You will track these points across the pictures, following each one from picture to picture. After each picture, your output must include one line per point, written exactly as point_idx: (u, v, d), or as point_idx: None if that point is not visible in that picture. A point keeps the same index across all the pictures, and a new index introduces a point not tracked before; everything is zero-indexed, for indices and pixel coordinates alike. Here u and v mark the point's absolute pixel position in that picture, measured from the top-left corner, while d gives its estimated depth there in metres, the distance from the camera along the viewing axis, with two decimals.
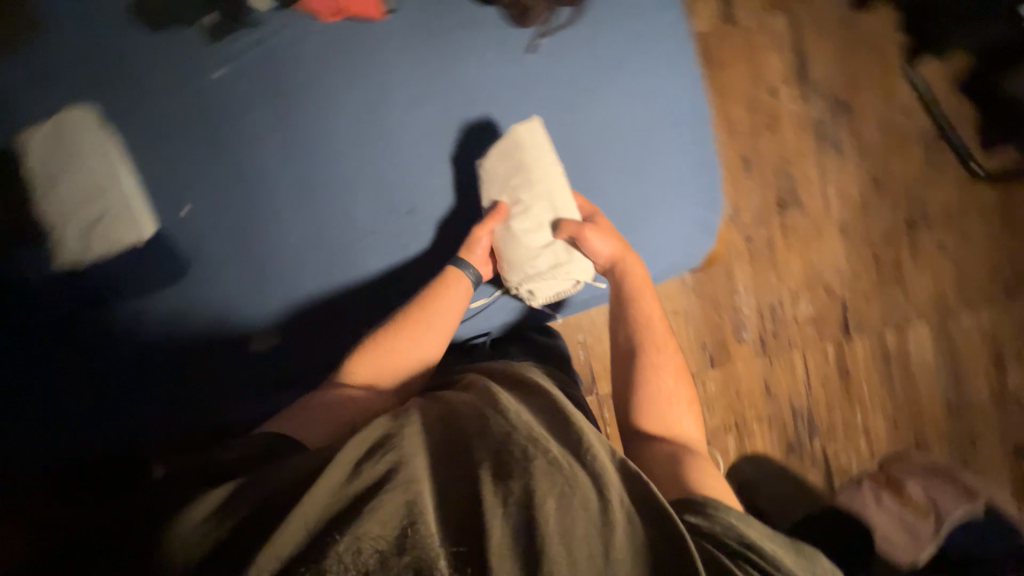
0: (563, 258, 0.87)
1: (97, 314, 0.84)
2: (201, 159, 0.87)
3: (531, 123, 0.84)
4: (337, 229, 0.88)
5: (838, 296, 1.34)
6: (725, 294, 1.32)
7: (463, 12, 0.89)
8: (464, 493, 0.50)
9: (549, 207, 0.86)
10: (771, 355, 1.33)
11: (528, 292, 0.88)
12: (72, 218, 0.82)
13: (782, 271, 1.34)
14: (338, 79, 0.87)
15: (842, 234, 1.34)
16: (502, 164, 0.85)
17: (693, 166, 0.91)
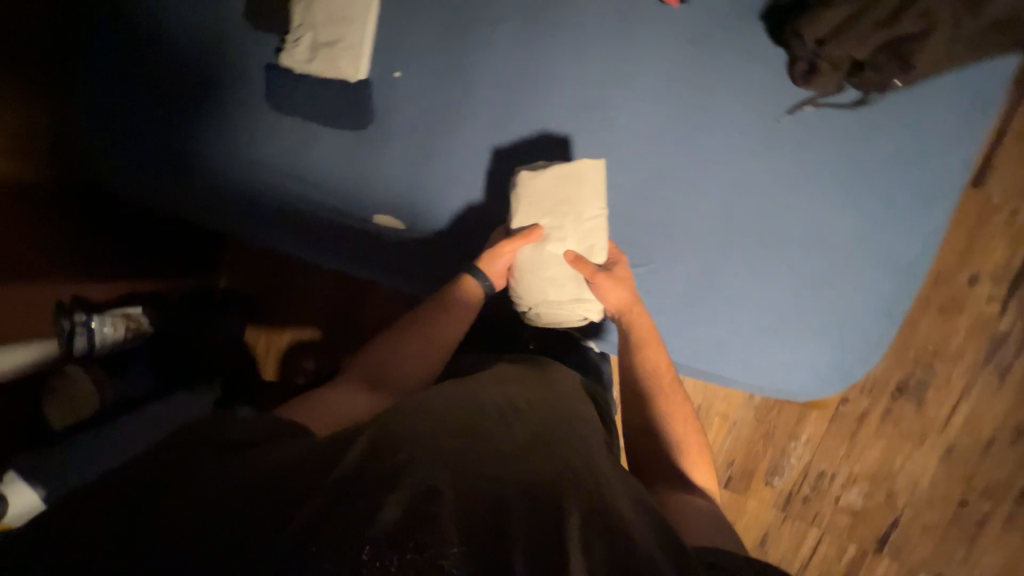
0: (575, 290, 0.83)
1: (220, 146, 0.96)
2: (435, 42, 0.90)
3: (584, 156, 0.78)
4: (508, 167, 0.89)
5: (894, 506, 1.39)
6: (782, 435, 1.41)
7: (752, 37, 0.78)
8: (480, 497, 0.46)
9: (578, 241, 0.81)
10: (791, 513, 1.44)
11: (536, 314, 0.87)
12: (313, 31, 0.88)
13: (854, 449, 1.39)
14: (593, 32, 0.84)
15: (943, 454, 1.36)
16: (546, 189, 0.80)
17: (878, 313, 0.77)
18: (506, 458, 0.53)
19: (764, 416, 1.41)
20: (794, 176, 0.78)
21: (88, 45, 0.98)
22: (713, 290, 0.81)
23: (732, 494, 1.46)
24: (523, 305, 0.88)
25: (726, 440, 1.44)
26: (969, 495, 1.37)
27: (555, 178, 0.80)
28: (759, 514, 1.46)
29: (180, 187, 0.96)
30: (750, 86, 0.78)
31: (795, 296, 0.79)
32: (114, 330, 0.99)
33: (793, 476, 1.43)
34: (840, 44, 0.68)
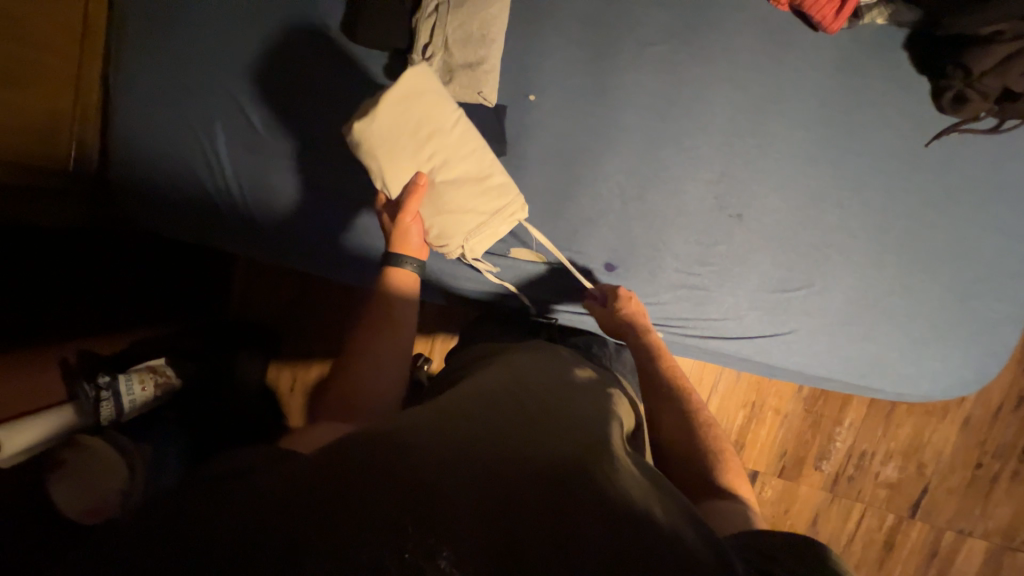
0: (490, 201, 0.79)
1: (251, 170, 0.93)
2: (574, 65, 0.85)
3: (402, 75, 0.73)
4: (657, 193, 0.85)
5: (924, 477, 1.47)
6: (829, 420, 1.48)
7: (895, 65, 0.82)
8: (493, 490, 0.43)
9: (476, 165, 0.78)
10: (836, 493, 1.50)
11: (471, 244, 0.81)
12: (445, 53, 0.81)
13: (890, 429, 1.47)
14: (741, 55, 0.83)
15: (962, 423, 1.45)
16: (394, 128, 0.74)
17: (1013, 320, 0.85)
18: (534, 445, 0.50)
19: (813, 406, 1.48)
20: (939, 196, 0.83)
21: (166, 77, 0.93)
22: (873, 308, 0.85)
23: (785, 481, 1.51)
24: (456, 250, 0.83)
25: (779, 433, 1.50)
26: (985, 458, 1.45)
27: (395, 111, 0.74)
28: (809, 499, 1.51)
29: (298, 234, 0.94)
30: (895, 112, 0.82)
31: (946, 311, 0.84)
32: (141, 391, 0.96)
33: (839, 459, 1.49)
34: (998, 75, 0.74)
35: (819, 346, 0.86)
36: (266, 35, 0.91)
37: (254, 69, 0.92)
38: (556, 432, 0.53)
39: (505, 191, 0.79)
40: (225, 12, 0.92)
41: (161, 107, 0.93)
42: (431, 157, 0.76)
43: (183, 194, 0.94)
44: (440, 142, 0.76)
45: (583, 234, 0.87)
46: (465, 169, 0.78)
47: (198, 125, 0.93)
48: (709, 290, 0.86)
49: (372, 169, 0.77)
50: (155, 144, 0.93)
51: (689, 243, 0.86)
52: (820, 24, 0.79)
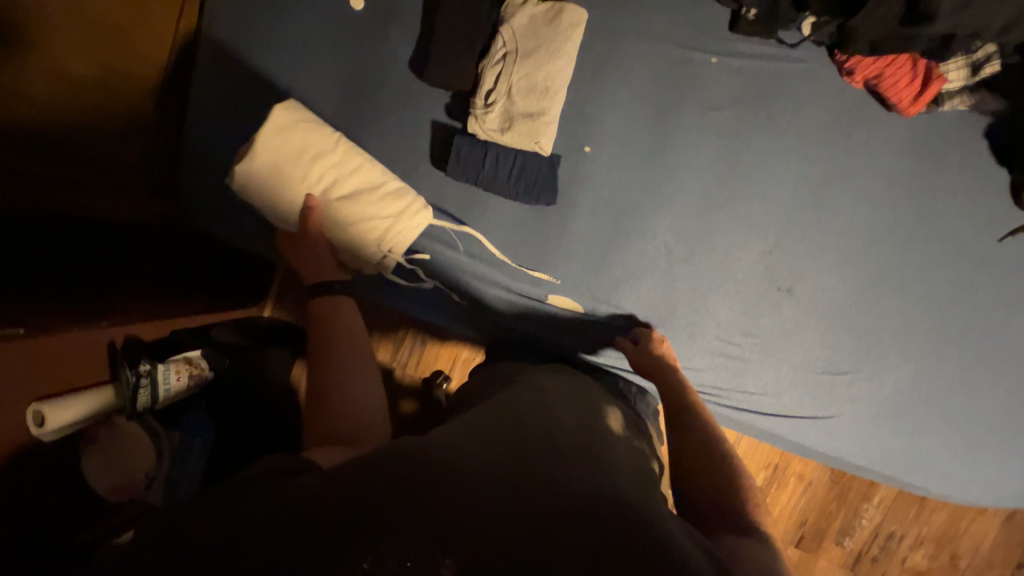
0: (392, 204, 0.83)
1: None
2: (634, 120, 0.85)
3: (270, 110, 0.79)
4: (707, 258, 0.84)
5: (955, 568, 1.38)
6: (856, 495, 1.40)
7: (970, 155, 0.78)
8: (517, 506, 0.44)
9: (365, 180, 0.83)
10: (857, 572, 1.42)
11: (389, 250, 0.86)
12: (507, 100, 0.82)
13: (924, 512, 1.38)
14: (809, 128, 0.81)
15: (1002, 518, 1.36)
16: (277, 158, 0.80)
17: None
18: (562, 472, 0.50)
19: (841, 477, 1.40)
20: (1007, 294, 0.79)
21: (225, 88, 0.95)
22: (927, 402, 0.80)
23: (802, 551, 1.44)
24: (378, 258, 0.86)
25: (802, 500, 1.42)
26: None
27: (274, 142, 0.80)
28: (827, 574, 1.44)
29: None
30: (969, 202, 0.78)
31: (1007, 413, 0.80)
32: (175, 379, 0.87)
33: (864, 537, 1.41)
34: None
35: (867, 432, 0.82)
36: (334, 53, 0.92)
37: (323, 85, 0.92)
38: (578, 462, 0.52)
39: (403, 193, 0.84)
40: (299, 27, 0.92)
41: (226, 111, 0.94)
42: (322, 181, 0.82)
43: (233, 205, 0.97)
44: (328, 167, 0.82)
45: (624, 290, 0.86)
46: (358, 187, 0.83)
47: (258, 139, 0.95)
48: (749, 363, 0.84)
49: (270, 203, 0.82)
50: (219, 149, 0.94)
51: (734, 311, 0.83)
52: (897, 106, 0.77)
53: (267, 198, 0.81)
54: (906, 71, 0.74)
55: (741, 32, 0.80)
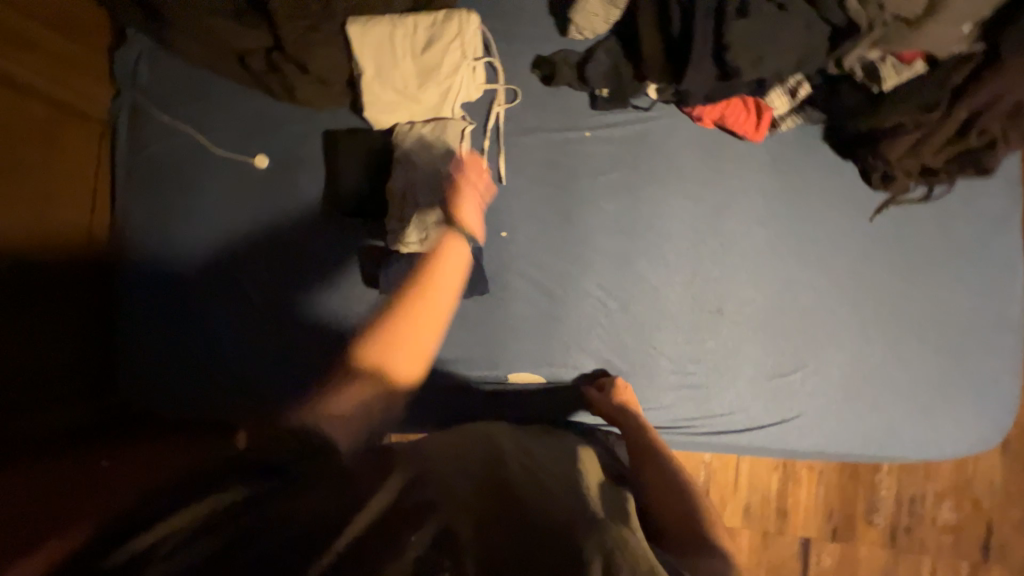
0: (453, 22, 0.88)
1: (249, 347, 0.95)
2: (538, 200, 0.93)
3: (344, 32, 0.88)
4: (640, 301, 0.90)
5: (982, 512, 1.41)
6: (868, 470, 1.43)
7: (822, 159, 0.90)
8: (496, 523, 0.48)
9: (429, 17, 0.89)
10: (898, 549, 1.42)
11: (476, 65, 0.92)
12: (419, 212, 0.89)
13: (932, 470, 1.41)
14: (685, 170, 0.91)
15: (1008, 451, 1.41)
16: (379, 56, 0.89)
17: (1009, 369, 0.87)
18: (538, 500, 0.52)
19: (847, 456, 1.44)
20: (898, 260, 0.88)
21: (159, 275, 0.98)
22: (871, 379, 0.86)
23: (840, 544, 1.44)
24: (479, 67, 0.93)
25: (818, 492, 1.43)
26: None
27: (365, 44, 0.88)
28: (872, 561, 1.43)
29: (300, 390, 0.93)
30: (835, 195, 0.89)
31: (940, 366, 0.86)
32: None
33: (890, 510, 1.42)
34: (913, 157, 0.81)
35: (832, 421, 0.86)
36: (254, 211, 0.97)
37: (251, 241, 0.97)
38: (566, 515, 0.49)
39: (454, 11, 0.89)
40: (217, 193, 0.98)
41: (168, 290, 0.97)
42: (411, 49, 0.89)
43: (185, 381, 0.96)
44: (407, 28, 0.89)
45: (576, 352, 0.90)
46: (429, 46, 0.89)
47: (196, 309, 0.97)
48: (708, 387, 0.87)
49: (345, 76, 0.92)
50: (164, 330, 0.97)
51: (679, 342, 0.88)
52: (745, 136, 0.89)
53: (353, 61, 0.90)
54: (742, 110, 0.87)
55: (601, 108, 0.92)
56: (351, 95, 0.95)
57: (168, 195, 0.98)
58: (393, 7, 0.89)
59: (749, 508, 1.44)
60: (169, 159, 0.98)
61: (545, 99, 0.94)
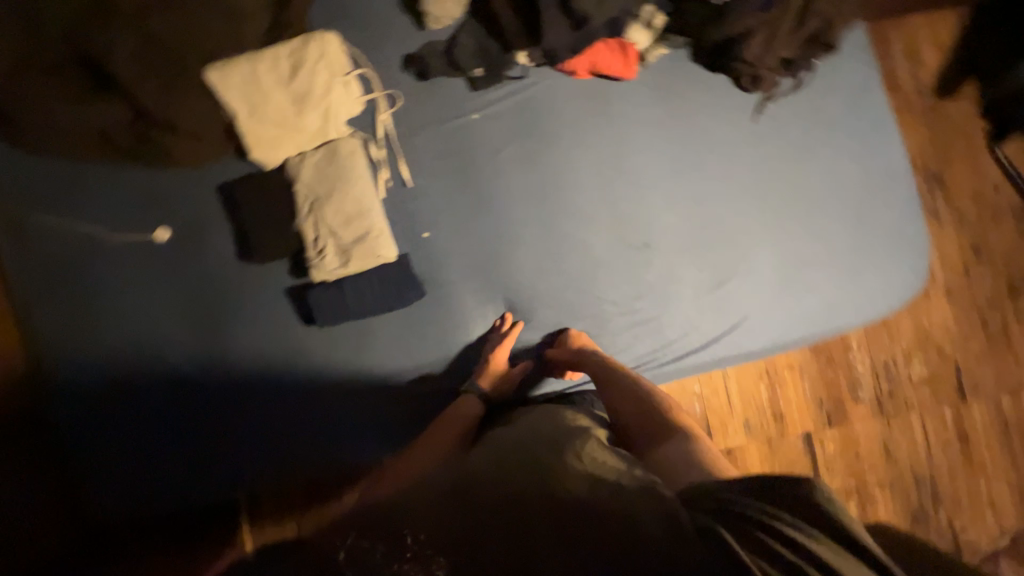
0: (310, 46, 0.89)
1: (206, 422, 0.91)
2: (448, 192, 0.94)
3: (205, 81, 0.86)
4: (572, 258, 0.92)
5: (946, 357, 1.61)
6: (840, 352, 1.58)
7: (696, 78, 0.94)
8: (478, 500, 0.59)
9: (286, 47, 0.89)
10: (888, 416, 1.59)
11: (348, 79, 0.91)
12: (335, 237, 0.88)
13: (894, 333, 1.60)
14: (576, 123, 0.93)
15: (948, 296, 1.63)
16: (247, 95, 0.88)
17: (910, 219, 0.94)
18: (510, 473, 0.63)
19: (818, 347, 1.57)
20: (790, 151, 0.93)
21: (81, 380, 0.90)
22: (798, 265, 0.91)
23: (838, 429, 1.57)
24: (351, 80, 0.92)
25: (806, 387, 1.56)
26: (983, 315, 1.64)
27: (229, 87, 0.87)
28: (868, 433, 1.58)
29: (278, 449, 0.91)
30: (717, 107, 0.94)
31: (853, 234, 0.92)
32: None
33: (870, 383, 1.59)
34: (770, 52, 0.87)
35: (775, 315, 0.91)
36: (169, 285, 0.93)
37: (179, 320, 0.92)
38: (523, 482, 0.61)
39: (309, 35, 0.90)
40: (125, 278, 0.92)
41: (97, 392, 0.90)
42: (278, 81, 0.88)
43: (145, 480, 0.90)
44: (268, 62, 0.88)
45: (531, 324, 0.93)
46: (295, 73, 0.89)
47: (134, 402, 0.90)
48: (657, 318, 0.91)
49: (220, 127, 0.91)
50: (105, 436, 0.89)
51: (620, 285, 0.91)
52: (619, 77, 0.92)
53: (223, 110, 0.89)
54: (610, 54, 0.89)
55: (479, 87, 0.93)
56: (235, 143, 0.93)
57: (67, 295, 0.91)
58: (246, 46, 0.89)
59: (749, 421, 1.53)
60: (62, 258, 0.92)
61: (425, 93, 0.94)
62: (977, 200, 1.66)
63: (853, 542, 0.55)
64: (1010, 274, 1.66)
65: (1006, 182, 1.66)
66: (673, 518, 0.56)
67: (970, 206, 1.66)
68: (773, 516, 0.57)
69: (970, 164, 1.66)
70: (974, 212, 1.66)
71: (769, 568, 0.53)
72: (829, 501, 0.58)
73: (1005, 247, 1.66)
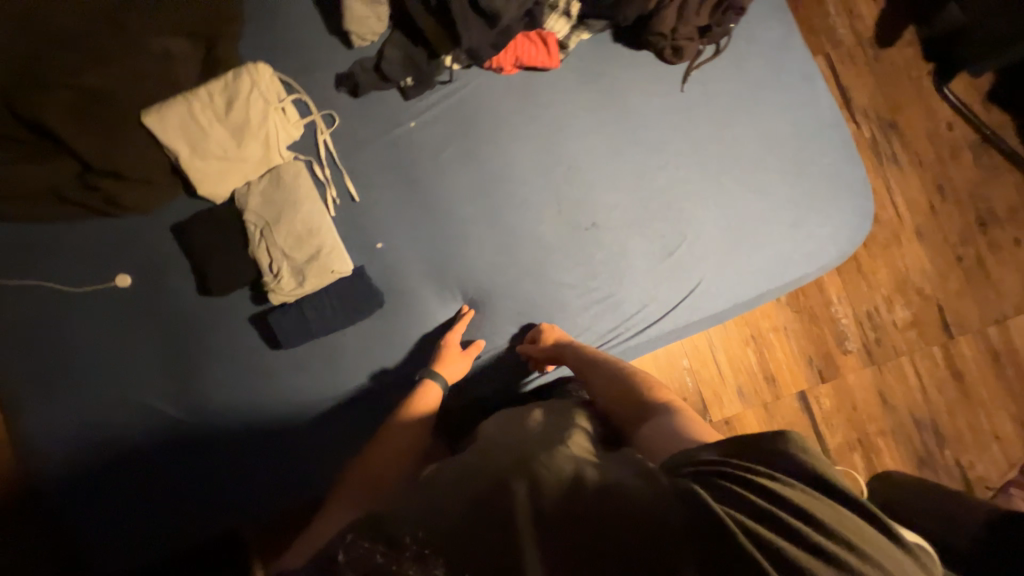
0: (242, 78, 0.91)
1: (189, 458, 0.91)
2: (396, 201, 0.95)
3: (143, 124, 0.88)
4: (525, 248, 0.94)
5: (927, 297, 1.62)
6: (821, 306, 1.59)
7: (621, 58, 0.97)
8: (469, 491, 0.56)
9: (219, 82, 0.91)
10: (878, 363, 1.59)
11: (284, 105, 0.94)
12: (288, 259, 0.90)
13: (871, 281, 1.62)
14: (511, 117, 0.96)
15: (919, 237, 1.64)
16: (187, 132, 0.90)
17: (849, 163, 0.96)
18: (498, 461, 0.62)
19: (799, 304, 1.58)
20: (722, 114, 0.95)
21: (55, 435, 0.90)
22: (745, 223, 0.93)
23: (831, 382, 1.58)
24: (288, 106, 0.94)
25: (793, 346, 1.57)
26: (957, 252, 1.65)
27: (168, 127, 0.89)
28: (861, 383, 1.59)
29: (264, 477, 0.92)
30: (645, 82, 0.96)
31: (795, 185, 0.94)
32: None
33: (856, 333, 1.60)
34: (685, 23, 0.90)
35: (730, 275, 0.93)
36: (134, 329, 0.93)
37: (149, 362, 0.93)
38: (512, 465, 0.59)
39: (240, 68, 0.92)
40: (87, 328, 0.93)
41: (72, 445, 0.89)
42: (215, 115, 0.91)
43: (134, 525, 0.89)
44: (204, 98, 0.90)
45: (495, 317, 0.95)
46: (231, 106, 0.91)
47: (113, 449, 0.90)
48: (614, 293, 0.93)
49: (166, 167, 0.92)
50: (83, 488, 0.89)
51: (575, 267, 0.93)
52: (544, 67, 0.95)
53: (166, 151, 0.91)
54: (530, 45, 0.92)
55: (411, 96, 0.96)
56: (183, 181, 0.95)
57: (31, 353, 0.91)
58: (181, 87, 0.92)
59: (741, 387, 1.53)
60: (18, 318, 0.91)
61: (361, 108, 0.97)
62: (933, 140, 1.68)
63: (830, 488, 0.55)
64: (978, 207, 1.67)
65: (959, 119, 1.69)
66: (660, 485, 0.56)
67: (927, 146, 1.68)
68: (749, 471, 0.56)
69: (921, 105, 1.69)
70: (932, 151, 1.68)
71: (751, 525, 0.52)
72: (805, 450, 0.58)
73: (970, 183, 1.68)
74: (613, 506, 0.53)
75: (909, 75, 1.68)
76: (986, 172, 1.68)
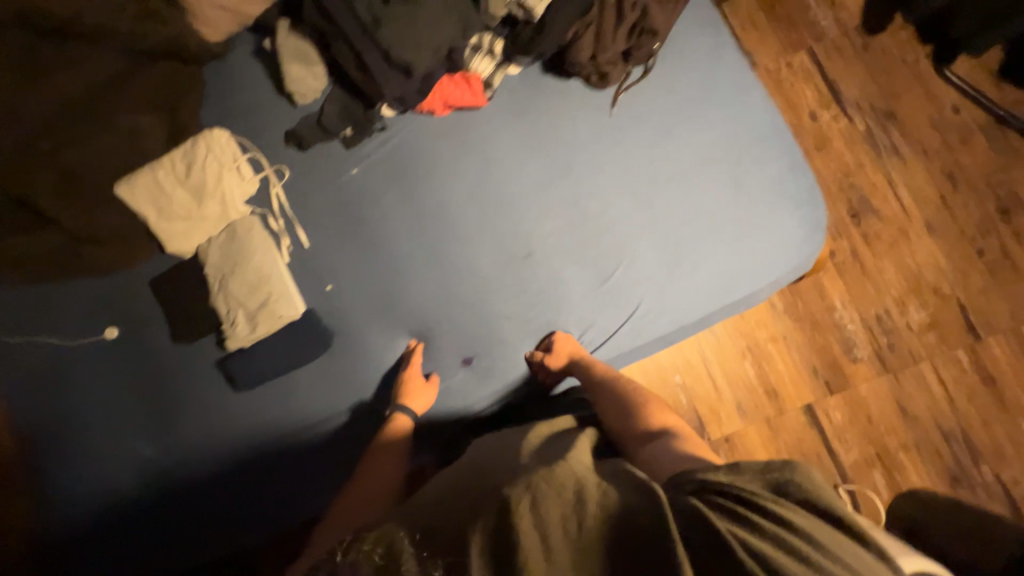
0: (200, 143, 1.00)
1: (162, 497, 0.95)
2: (343, 244, 1.00)
3: (116, 194, 0.98)
4: (463, 282, 0.95)
5: (944, 296, 1.49)
6: (822, 312, 1.49)
7: (550, 89, 0.99)
8: (473, 499, 0.56)
9: (181, 150, 1.01)
10: (893, 370, 1.46)
11: (239, 163, 1.02)
12: (243, 306, 0.97)
13: (878, 282, 1.50)
14: (446, 156, 0.99)
15: (929, 231, 1.51)
16: (153, 197, 0.99)
17: (792, 173, 0.93)
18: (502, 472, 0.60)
19: (797, 312, 1.49)
20: (655, 134, 0.95)
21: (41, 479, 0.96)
22: (684, 242, 0.91)
23: (841, 394, 1.46)
24: (242, 164, 1.02)
25: (795, 356, 1.48)
26: (977, 246, 1.50)
27: (137, 194, 0.99)
28: (875, 393, 1.46)
29: (236, 512, 0.96)
30: (575, 110, 0.97)
31: (735, 200, 0.92)
32: None
33: (864, 339, 1.48)
34: (604, 50, 0.91)
35: (671, 296, 0.90)
36: (111, 376, 1.00)
37: (126, 406, 0.99)
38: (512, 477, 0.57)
39: (198, 134, 1.01)
40: (72, 377, 1.00)
41: (57, 488, 0.95)
42: (178, 180, 1.00)
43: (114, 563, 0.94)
44: (168, 165, 1.00)
45: (439, 351, 0.96)
46: (191, 169, 1.00)
47: (93, 489, 0.95)
48: (555, 321, 0.93)
49: (138, 229, 1.02)
50: (67, 528, 0.94)
51: (514, 297, 0.94)
52: (473, 106, 0.98)
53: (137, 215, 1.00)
54: (456, 87, 0.96)
55: (353, 143, 1.01)
56: (155, 240, 1.03)
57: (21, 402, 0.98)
58: (149, 156, 1.01)
59: (739, 403, 1.45)
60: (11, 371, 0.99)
61: (308, 160, 1.03)
62: (937, 126, 1.56)
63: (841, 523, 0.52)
64: (999, 194, 1.52)
65: (966, 101, 1.56)
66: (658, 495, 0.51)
67: (931, 133, 1.56)
68: (751, 493, 0.54)
69: (920, 91, 1.57)
70: (938, 138, 1.55)
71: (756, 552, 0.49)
72: (806, 480, 0.56)
73: (985, 168, 1.53)
74: (620, 530, 0.49)
75: (902, 61, 1.58)
76: (1004, 155, 1.53)
